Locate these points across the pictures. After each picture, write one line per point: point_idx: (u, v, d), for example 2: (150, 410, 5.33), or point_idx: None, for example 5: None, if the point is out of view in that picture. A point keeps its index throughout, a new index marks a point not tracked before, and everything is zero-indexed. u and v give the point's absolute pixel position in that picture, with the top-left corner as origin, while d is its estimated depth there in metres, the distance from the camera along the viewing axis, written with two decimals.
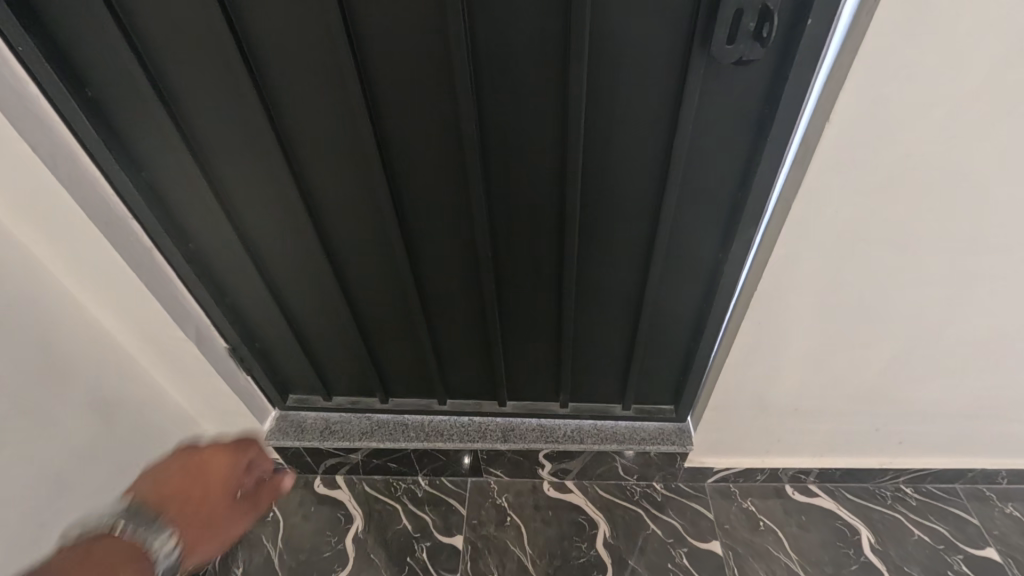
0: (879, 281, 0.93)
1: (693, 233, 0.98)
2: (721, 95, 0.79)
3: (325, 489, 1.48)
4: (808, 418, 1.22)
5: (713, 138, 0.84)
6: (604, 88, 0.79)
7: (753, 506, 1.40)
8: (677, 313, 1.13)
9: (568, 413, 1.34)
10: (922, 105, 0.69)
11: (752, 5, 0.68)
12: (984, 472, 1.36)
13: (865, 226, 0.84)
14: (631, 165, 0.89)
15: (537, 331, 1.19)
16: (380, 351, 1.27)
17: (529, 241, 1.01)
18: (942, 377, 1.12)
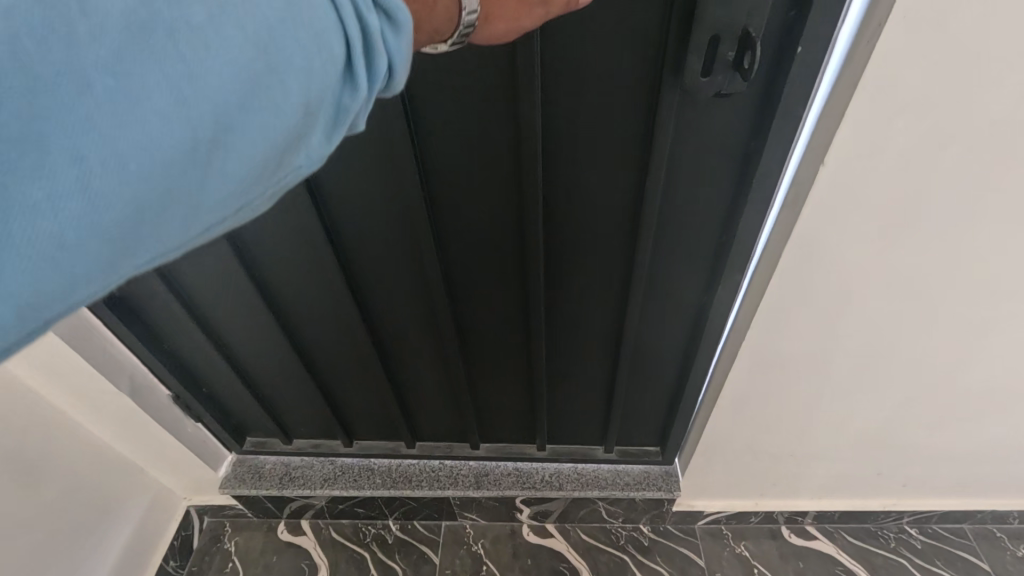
0: (881, 330, 0.83)
1: (676, 272, 0.88)
2: (698, 128, 0.69)
3: (289, 535, 1.38)
4: (803, 462, 1.12)
5: (692, 175, 0.74)
6: (562, 123, 0.70)
7: (747, 550, 1.30)
8: (661, 354, 1.03)
9: (545, 456, 1.25)
10: (934, 144, 0.58)
11: (731, 31, 0.57)
12: (994, 512, 1.26)
13: (867, 275, 0.74)
14: (601, 204, 0.79)
15: (507, 375, 1.09)
16: (340, 394, 1.18)
17: (493, 284, 0.92)
18: (950, 422, 1.02)
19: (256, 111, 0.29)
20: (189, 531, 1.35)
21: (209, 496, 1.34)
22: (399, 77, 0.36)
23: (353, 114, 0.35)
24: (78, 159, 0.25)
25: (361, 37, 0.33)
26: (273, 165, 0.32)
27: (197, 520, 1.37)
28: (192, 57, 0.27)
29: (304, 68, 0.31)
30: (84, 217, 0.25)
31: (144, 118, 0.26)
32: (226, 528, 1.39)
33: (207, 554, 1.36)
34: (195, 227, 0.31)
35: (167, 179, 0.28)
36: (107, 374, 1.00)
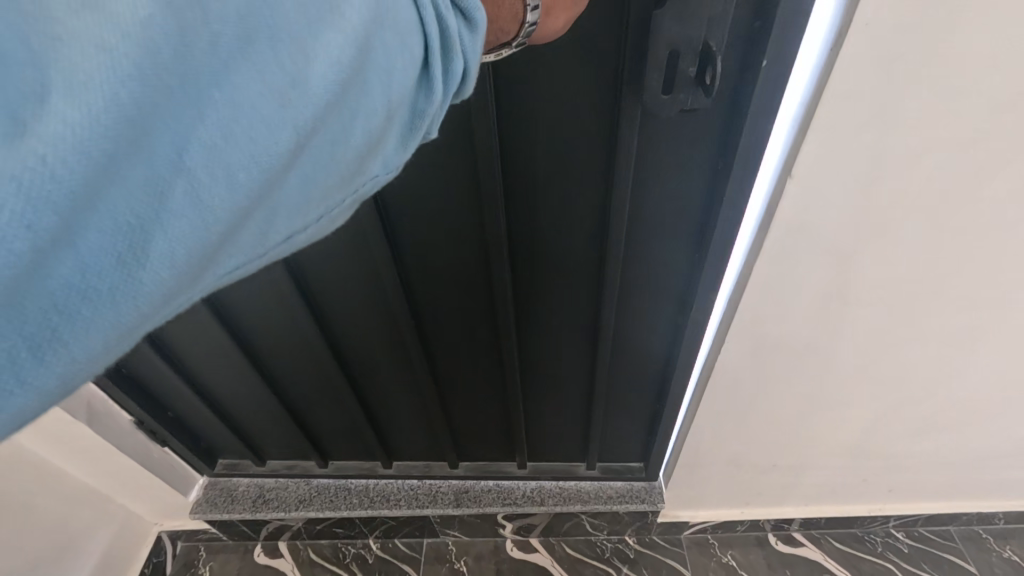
0: (861, 342, 0.80)
1: (650, 292, 0.85)
2: (663, 143, 0.67)
3: (266, 558, 1.34)
4: (787, 471, 1.10)
5: (660, 191, 0.72)
6: (522, 146, 0.68)
7: (733, 560, 1.28)
8: (640, 371, 1.00)
9: (526, 473, 1.23)
10: (903, 158, 0.56)
11: (691, 45, 0.54)
12: (980, 514, 1.25)
13: (843, 289, 0.71)
14: (568, 223, 0.76)
15: (482, 397, 1.06)
16: (309, 416, 1.15)
17: (460, 305, 0.88)
18: (933, 428, 1.00)
19: (350, 118, 0.29)
20: (161, 557, 1.30)
21: (181, 520, 1.30)
22: (469, 82, 0.36)
23: (429, 119, 0.34)
24: (189, 171, 0.23)
25: (439, 36, 0.32)
26: (359, 168, 0.31)
27: (169, 545, 1.32)
28: (300, 63, 0.25)
29: (395, 69, 0.30)
30: (192, 237, 0.24)
31: (259, 125, 0.24)
32: (201, 553, 1.35)
33: None
34: (279, 234, 0.29)
35: (268, 186, 0.26)
36: (63, 403, 0.96)
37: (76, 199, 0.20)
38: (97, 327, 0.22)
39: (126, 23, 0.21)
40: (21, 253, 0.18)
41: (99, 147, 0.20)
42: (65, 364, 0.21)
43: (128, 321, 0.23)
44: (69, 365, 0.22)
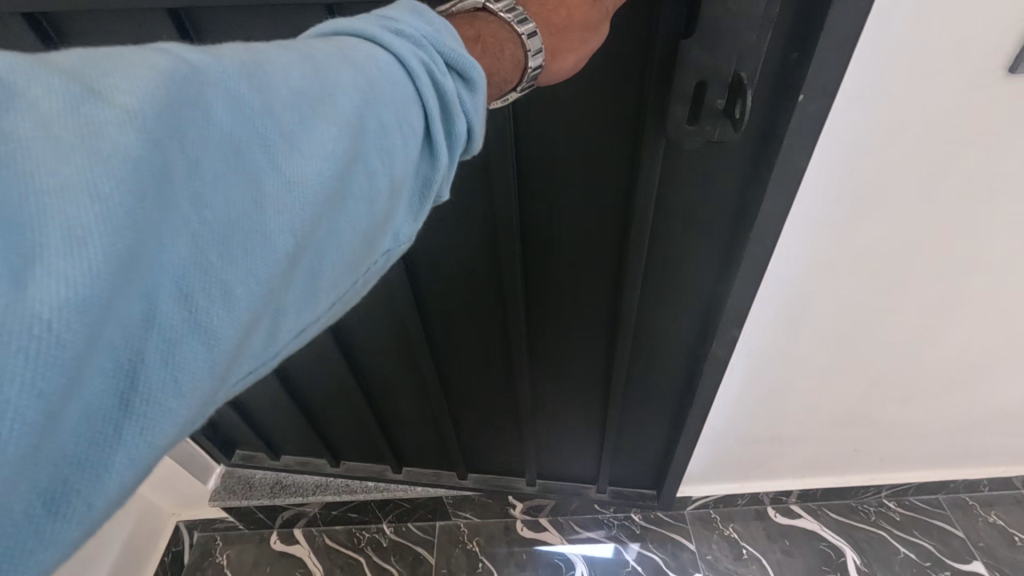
0: (851, 310, 0.86)
1: (668, 314, 0.89)
2: (689, 166, 0.69)
3: (282, 545, 1.37)
4: (784, 443, 1.16)
5: (684, 200, 0.73)
6: (539, 166, 0.72)
7: (735, 532, 1.33)
8: (658, 385, 1.01)
9: (534, 490, 1.27)
10: (884, 131, 0.62)
11: (720, 79, 0.56)
12: (966, 481, 1.31)
13: (834, 258, 0.77)
14: (583, 231, 0.80)
15: (497, 405, 1.11)
16: (321, 416, 1.20)
17: (475, 303, 0.92)
18: (920, 396, 1.06)
19: (344, 209, 0.31)
20: (179, 547, 1.33)
21: (198, 511, 1.32)
22: (476, 139, 0.38)
23: (435, 183, 0.36)
24: (189, 294, 0.25)
25: (438, 103, 0.34)
26: (366, 250, 0.33)
27: (187, 536, 1.35)
28: (293, 167, 0.28)
29: (391, 153, 0.32)
30: (198, 357, 0.25)
31: (250, 241, 0.26)
32: (218, 542, 1.37)
33: (199, 569, 1.34)
34: (288, 330, 0.31)
35: (273, 291, 0.28)
36: None
37: (87, 352, 0.21)
38: (118, 464, 0.23)
39: (118, 166, 0.22)
40: (38, 420, 0.19)
41: (104, 296, 0.21)
42: (89, 500, 0.22)
43: (152, 449, 0.24)
44: (91, 504, 0.23)
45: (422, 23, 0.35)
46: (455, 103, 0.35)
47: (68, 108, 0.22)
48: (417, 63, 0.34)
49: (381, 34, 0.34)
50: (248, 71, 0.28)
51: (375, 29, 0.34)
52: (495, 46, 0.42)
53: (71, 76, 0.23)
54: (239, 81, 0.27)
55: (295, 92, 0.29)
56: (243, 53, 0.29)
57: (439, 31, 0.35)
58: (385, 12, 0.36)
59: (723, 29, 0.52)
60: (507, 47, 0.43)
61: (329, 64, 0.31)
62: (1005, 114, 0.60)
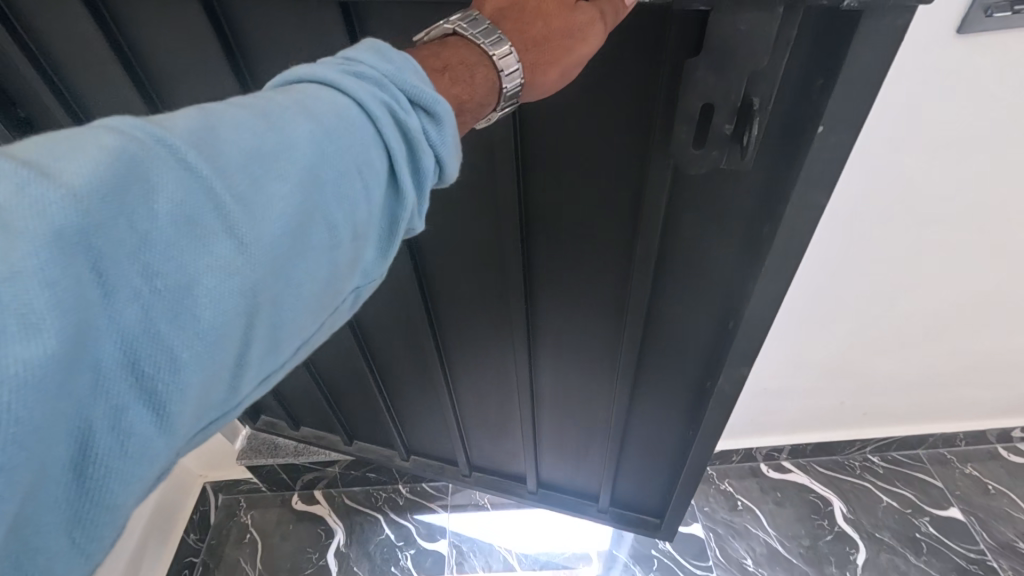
0: (841, 262, 0.93)
1: (674, 344, 0.80)
2: (698, 194, 0.62)
3: (303, 505, 1.45)
4: (775, 397, 1.24)
5: (694, 228, 0.65)
6: (544, 181, 0.66)
7: (730, 486, 1.42)
8: (659, 412, 0.92)
9: (536, 496, 1.23)
10: (893, 81, 0.68)
11: (728, 102, 0.45)
12: (944, 435, 1.41)
13: (858, 202, 0.83)
14: (584, 249, 0.72)
15: (500, 411, 1.05)
16: (332, 396, 1.21)
17: (481, 306, 0.85)
18: (902, 352, 1.14)
19: (301, 263, 0.33)
20: (206, 507, 1.40)
21: (222, 470, 1.40)
22: (449, 168, 0.38)
23: (404, 219, 0.38)
24: (140, 363, 0.27)
25: (402, 142, 0.36)
26: (330, 294, 0.36)
27: (212, 497, 1.43)
28: (246, 226, 0.30)
29: (352, 202, 0.34)
30: (147, 420, 0.28)
31: (197, 309, 0.28)
32: (241, 504, 1.45)
33: (224, 528, 1.41)
34: (251, 379, 0.34)
35: (231, 349, 0.31)
36: None
37: (40, 430, 0.24)
38: (78, 516, 0.27)
39: (63, 253, 0.24)
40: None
41: (49, 380, 0.23)
42: (55, 547, 0.27)
43: (120, 498, 0.28)
44: (58, 549, 0.27)
45: (382, 61, 0.36)
46: (422, 140, 0.36)
47: (18, 197, 0.24)
48: (381, 108, 0.35)
49: (342, 79, 0.35)
50: (200, 138, 0.30)
51: (337, 72, 0.35)
52: (469, 69, 0.41)
53: (25, 164, 0.26)
54: (190, 148, 0.29)
55: (249, 150, 0.31)
56: (201, 116, 0.31)
57: (401, 66, 0.36)
58: (347, 53, 0.37)
59: (734, 47, 0.43)
60: (477, 70, 0.41)
61: (284, 118, 0.32)
62: (965, 75, 0.67)
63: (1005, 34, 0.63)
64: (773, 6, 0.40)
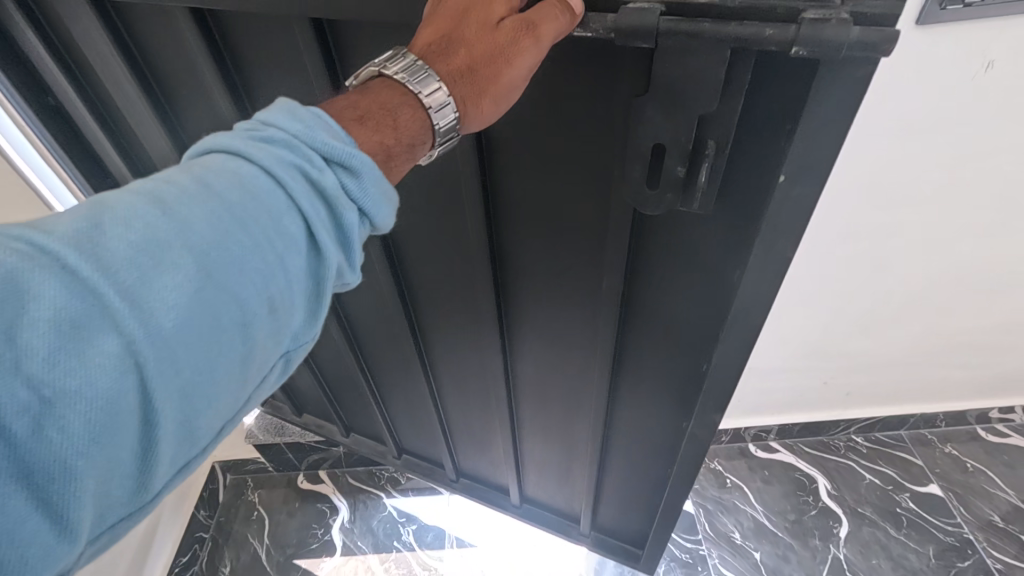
0: (823, 249, 0.98)
1: (645, 387, 0.78)
2: (668, 243, 0.59)
3: (309, 484, 1.50)
4: (762, 379, 1.29)
5: (663, 272, 0.62)
6: (510, 212, 0.66)
7: (719, 465, 1.47)
8: (636, 443, 0.88)
9: (522, 511, 1.24)
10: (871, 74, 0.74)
11: (678, 145, 0.47)
12: (925, 416, 1.46)
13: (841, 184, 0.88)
14: (552, 232, 0.65)
15: (485, 425, 1.06)
16: (330, 386, 1.25)
17: (457, 285, 0.79)
18: (884, 336, 1.18)
19: (210, 342, 0.33)
20: (214, 486, 1.48)
21: (231, 449, 1.46)
22: (374, 218, 0.40)
23: (330, 277, 0.39)
24: (27, 472, 0.27)
25: (317, 203, 0.37)
26: (247, 370, 0.36)
27: (220, 477, 1.49)
28: (140, 318, 0.30)
29: (262, 273, 0.35)
30: (40, 525, 0.28)
31: (88, 410, 0.29)
32: (248, 484, 1.50)
33: (232, 506, 1.46)
34: (164, 468, 0.34)
35: (133, 440, 0.31)
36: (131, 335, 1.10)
37: None
38: None
39: None
40: None
41: None
42: None
43: None
44: None
45: (293, 125, 0.38)
46: (342, 196, 0.38)
47: None
48: (292, 171, 0.37)
49: (251, 148, 0.37)
50: (87, 238, 0.31)
51: (247, 142, 0.37)
52: (398, 111, 0.43)
53: None
54: (71, 250, 0.30)
55: (144, 241, 0.32)
56: (87, 214, 0.32)
57: (313, 126, 0.38)
58: (259, 119, 0.39)
59: (684, 91, 0.44)
60: (402, 110, 0.43)
61: (183, 202, 0.34)
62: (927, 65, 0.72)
63: (964, 25, 0.68)
64: (721, 50, 0.41)
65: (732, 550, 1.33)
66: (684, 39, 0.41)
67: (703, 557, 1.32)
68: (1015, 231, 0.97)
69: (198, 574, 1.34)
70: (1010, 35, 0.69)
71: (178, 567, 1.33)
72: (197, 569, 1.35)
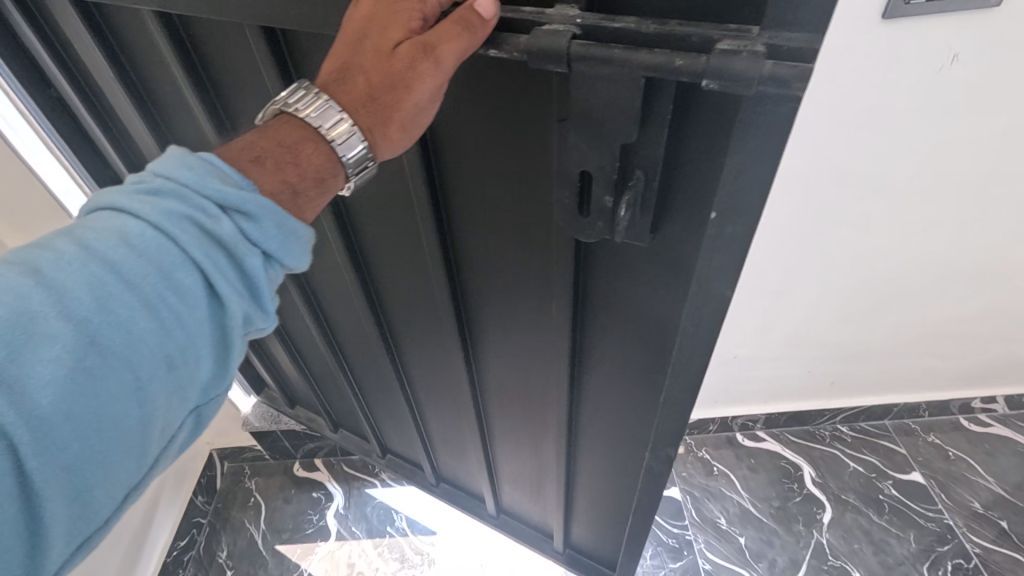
0: (796, 244, 1.01)
1: (604, 409, 0.77)
2: (618, 266, 0.59)
3: (305, 472, 1.54)
4: (747, 368, 1.32)
5: (615, 296, 0.62)
6: (463, 226, 0.67)
7: (707, 454, 1.50)
8: (600, 469, 0.89)
9: (498, 521, 1.25)
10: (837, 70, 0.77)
11: (603, 173, 0.45)
12: (908, 406, 1.49)
13: (812, 175, 0.90)
14: (497, 234, 0.65)
15: (460, 433, 1.08)
16: (319, 383, 1.28)
17: (422, 294, 0.81)
18: (864, 325, 1.21)
19: (100, 405, 0.38)
20: (212, 472, 1.49)
21: (229, 436, 1.50)
22: (275, 259, 0.46)
23: (233, 321, 0.45)
24: None
25: (213, 258, 0.43)
26: (148, 425, 0.42)
27: (218, 464, 1.52)
28: (23, 397, 0.35)
29: (156, 336, 0.41)
30: None
31: None
32: (246, 471, 1.53)
33: (230, 493, 1.49)
34: (64, 527, 0.39)
35: (26, 506, 0.36)
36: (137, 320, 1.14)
37: None
38: None
39: None
40: None
41: None
42: None
43: None
44: None
45: (188, 181, 0.43)
46: (241, 243, 0.43)
47: None
48: (188, 229, 0.42)
49: (145, 208, 0.42)
50: None
51: (140, 203, 0.42)
52: (301, 146, 0.48)
53: None
54: None
55: (27, 322, 0.36)
56: None
57: (207, 179, 0.43)
58: (153, 172, 0.44)
59: (603, 119, 0.42)
60: (304, 146, 0.48)
61: (69, 277, 0.38)
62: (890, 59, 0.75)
63: (925, 20, 0.71)
64: (636, 76, 0.39)
65: (717, 535, 1.36)
66: (596, 63, 0.39)
67: (688, 542, 1.35)
68: (985, 220, 1.00)
69: (197, 558, 1.37)
70: (973, 29, 0.73)
71: (176, 550, 1.35)
72: (195, 553, 1.38)
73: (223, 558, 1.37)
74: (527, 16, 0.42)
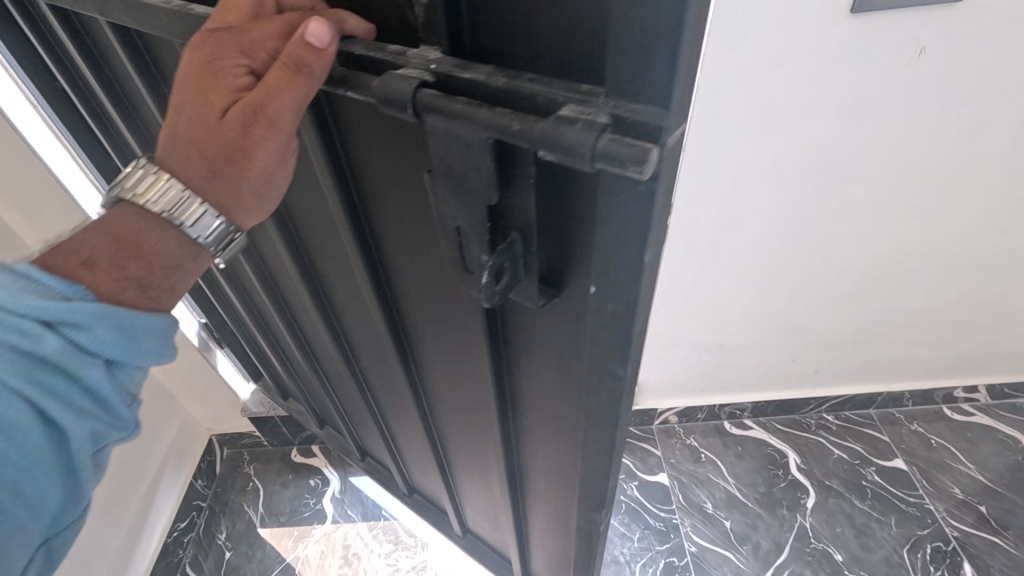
0: (772, 235, 1.05)
1: (543, 457, 0.72)
2: (535, 326, 0.52)
3: (302, 457, 1.57)
4: (734, 356, 1.35)
5: (534, 351, 0.56)
6: (388, 259, 0.63)
7: (695, 441, 1.54)
8: (548, 517, 0.85)
9: (465, 538, 1.25)
10: (808, 62, 0.80)
11: (473, 228, 0.40)
12: (891, 394, 1.53)
13: (789, 162, 0.92)
14: (416, 269, 0.59)
15: (423, 450, 1.07)
16: (301, 385, 1.29)
17: (369, 318, 0.78)
18: (845, 314, 1.25)
19: None
20: (212, 458, 1.53)
21: (228, 423, 1.53)
22: (117, 363, 0.47)
23: (74, 439, 0.45)
24: None
25: (47, 377, 0.43)
26: None
27: (218, 449, 1.55)
28: None
29: None
30: None
31: None
32: (245, 457, 1.57)
33: (229, 478, 1.53)
34: None
35: None
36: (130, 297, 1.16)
37: None
38: None
39: None
40: None
41: None
42: None
43: None
44: None
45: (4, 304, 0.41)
46: (75, 356, 0.44)
47: None
48: (8, 356, 0.41)
49: None
50: None
51: None
52: (146, 238, 0.50)
53: None
54: None
55: None
56: None
57: (27, 299, 0.42)
58: None
59: (465, 175, 0.37)
60: (150, 237, 0.50)
61: None
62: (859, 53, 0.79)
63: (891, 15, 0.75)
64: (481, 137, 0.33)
65: (704, 519, 1.39)
66: (440, 119, 0.34)
67: (675, 525, 1.38)
68: (956, 210, 1.04)
69: (197, 539, 1.41)
70: (939, 23, 0.76)
71: (176, 531, 1.40)
72: (195, 534, 1.42)
73: (222, 539, 1.41)
74: (386, 58, 0.38)
